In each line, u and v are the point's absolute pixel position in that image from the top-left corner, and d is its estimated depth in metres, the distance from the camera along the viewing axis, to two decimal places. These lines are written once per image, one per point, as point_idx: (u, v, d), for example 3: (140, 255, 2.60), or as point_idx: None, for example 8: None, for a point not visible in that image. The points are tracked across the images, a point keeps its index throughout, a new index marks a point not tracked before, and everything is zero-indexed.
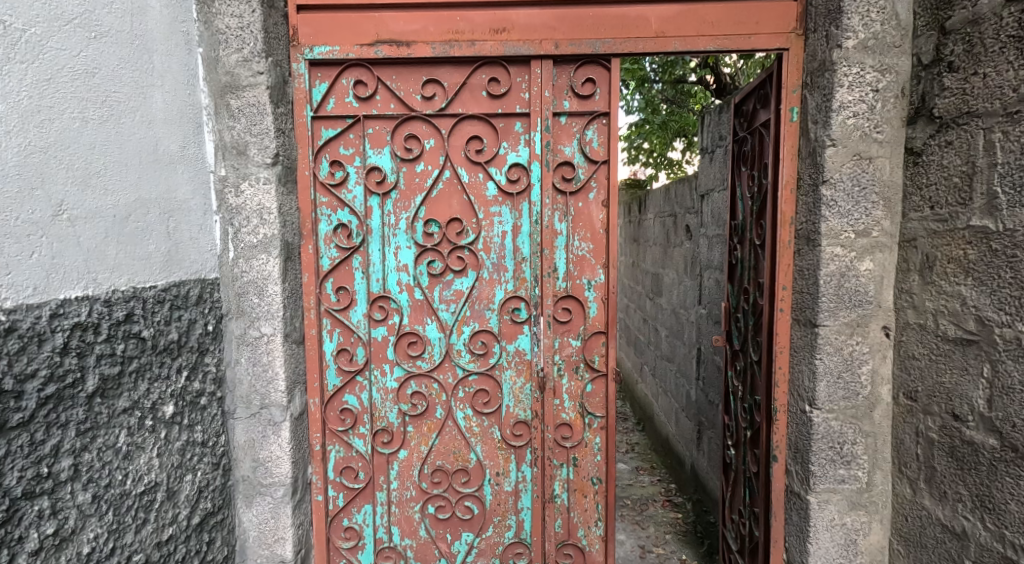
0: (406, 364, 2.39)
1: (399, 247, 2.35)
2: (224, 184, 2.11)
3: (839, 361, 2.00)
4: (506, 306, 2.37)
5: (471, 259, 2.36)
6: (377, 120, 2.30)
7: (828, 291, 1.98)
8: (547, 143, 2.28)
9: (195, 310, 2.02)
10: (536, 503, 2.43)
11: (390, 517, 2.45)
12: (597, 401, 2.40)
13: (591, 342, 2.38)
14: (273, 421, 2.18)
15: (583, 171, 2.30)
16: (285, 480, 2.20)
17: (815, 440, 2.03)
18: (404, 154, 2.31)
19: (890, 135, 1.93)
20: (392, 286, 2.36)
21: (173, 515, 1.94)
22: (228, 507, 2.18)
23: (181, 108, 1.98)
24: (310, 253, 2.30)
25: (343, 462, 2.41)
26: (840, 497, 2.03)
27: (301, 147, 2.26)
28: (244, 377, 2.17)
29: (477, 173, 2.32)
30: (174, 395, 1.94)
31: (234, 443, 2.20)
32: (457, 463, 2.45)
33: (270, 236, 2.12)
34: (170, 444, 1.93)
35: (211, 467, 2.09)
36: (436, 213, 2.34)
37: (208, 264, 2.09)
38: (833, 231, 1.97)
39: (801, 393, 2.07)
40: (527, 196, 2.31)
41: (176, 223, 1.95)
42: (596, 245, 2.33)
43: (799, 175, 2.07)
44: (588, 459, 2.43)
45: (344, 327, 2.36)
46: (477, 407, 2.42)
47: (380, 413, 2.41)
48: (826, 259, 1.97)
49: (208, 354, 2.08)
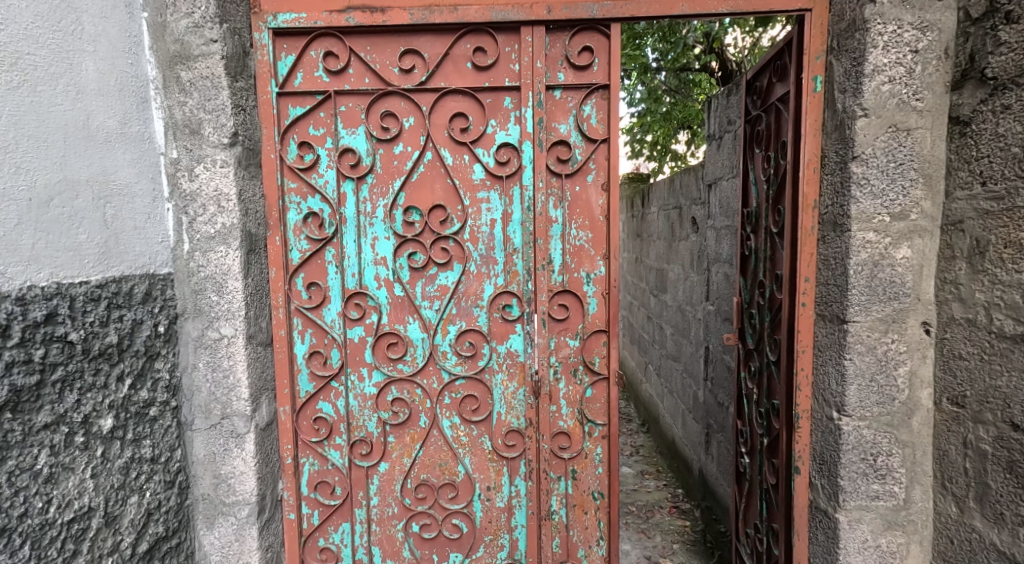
0: (385, 368, 2.16)
1: (376, 237, 2.11)
2: (177, 167, 1.87)
3: (872, 361, 1.76)
4: (496, 302, 2.13)
5: (457, 251, 2.12)
6: (351, 96, 2.06)
7: (859, 282, 1.74)
8: (540, 120, 2.04)
9: (141, 310, 1.79)
10: (532, 521, 2.19)
11: (370, 536, 2.22)
12: (599, 407, 2.17)
13: (590, 342, 2.14)
14: (235, 432, 1.95)
15: (580, 151, 2.06)
16: (250, 498, 1.97)
17: (844, 452, 1.79)
18: (381, 134, 2.07)
19: (931, 102, 1.69)
20: (369, 281, 2.13)
21: (113, 544, 1.71)
22: (186, 529, 1.95)
23: (121, 79, 1.75)
24: (277, 246, 2.06)
25: (317, 476, 2.18)
26: (873, 516, 1.80)
27: (266, 127, 2.03)
28: (202, 384, 1.94)
29: (462, 154, 2.08)
30: (114, 406, 1.72)
31: (192, 458, 1.97)
32: (444, 476, 2.21)
33: (229, 226, 1.89)
34: (109, 462, 1.70)
35: (163, 486, 1.87)
36: (416, 200, 2.10)
37: (158, 258, 1.85)
38: (864, 214, 1.73)
39: (828, 398, 1.83)
40: (519, 179, 2.08)
41: (115, 210, 1.72)
42: (596, 233, 2.10)
43: (823, 153, 1.83)
44: (588, 471, 2.20)
45: (317, 327, 2.13)
46: (465, 415, 2.18)
47: (358, 422, 2.18)
48: (856, 246, 1.74)
49: (159, 358, 1.85)
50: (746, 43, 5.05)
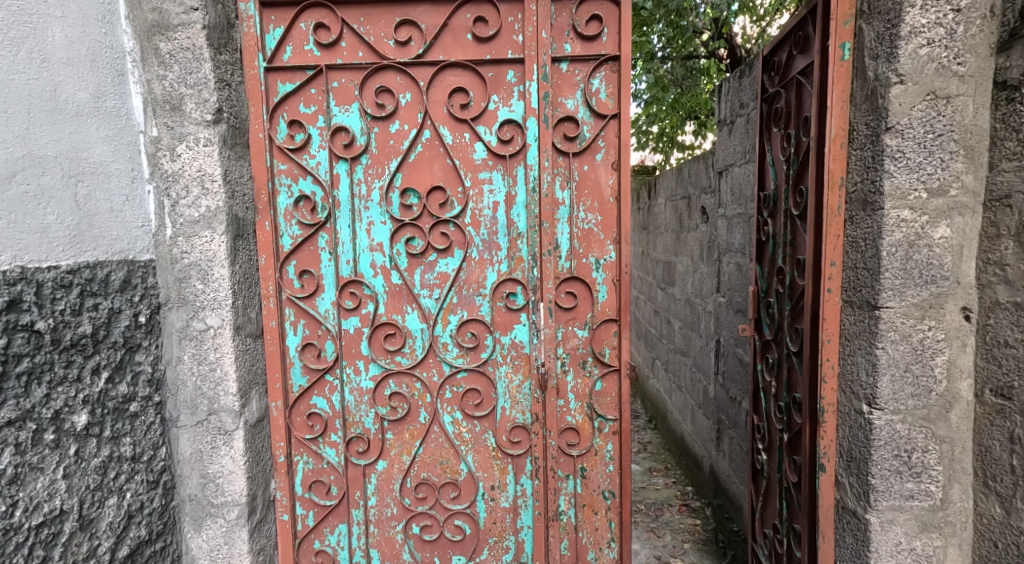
0: (383, 361, 2.04)
1: (372, 222, 1.98)
2: (157, 146, 1.75)
3: (907, 351, 1.63)
4: (499, 290, 2.00)
5: (458, 236, 1.99)
6: (343, 71, 1.93)
7: (892, 264, 1.61)
8: (545, 95, 1.91)
9: (119, 299, 1.67)
10: (538, 522, 2.07)
11: (368, 538, 2.10)
12: (609, 401, 2.04)
13: (600, 333, 2.01)
14: (223, 429, 1.84)
15: (589, 127, 1.94)
16: (239, 499, 1.86)
17: (876, 448, 1.67)
18: (376, 111, 1.94)
19: (974, 66, 1.55)
20: (365, 269, 2.00)
21: (89, 550, 1.60)
22: (171, 532, 1.84)
23: (94, 49, 1.63)
24: (267, 231, 1.93)
25: (311, 475, 2.06)
26: (907, 517, 1.67)
27: (253, 104, 1.90)
28: (187, 378, 1.82)
29: (462, 132, 1.96)
30: (89, 401, 1.60)
31: (178, 456, 1.85)
32: (445, 475, 2.09)
33: (214, 209, 1.77)
34: (83, 461, 1.59)
35: (146, 487, 1.75)
36: (414, 181, 1.98)
37: (138, 243, 1.73)
38: (899, 189, 1.59)
39: (857, 390, 1.70)
40: (523, 158, 1.95)
41: (87, 190, 1.60)
42: (605, 216, 1.97)
43: (851, 126, 1.69)
44: (599, 469, 2.07)
45: (310, 318, 2.01)
46: (467, 410, 2.06)
47: (354, 418, 2.06)
48: (890, 226, 1.60)
49: (140, 351, 1.74)
50: (753, 32, 4.94)
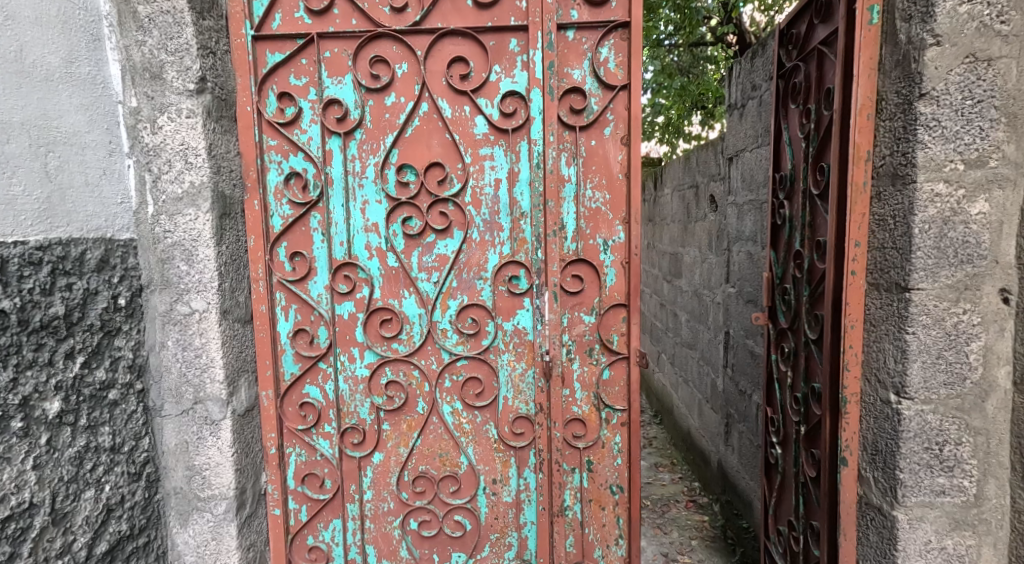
0: (378, 348, 1.93)
1: (367, 201, 1.88)
2: (137, 117, 1.64)
3: (940, 336, 1.54)
4: (502, 273, 1.89)
5: (457, 216, 1.89)
6: (335, 40, 1.82)
7: (925, 243, 1.52)
8: (550, 65, 1.80)
9: (95, 279, 1.57)
10: (542, 518, 1.97)
11: (364, 534, 2.00)
12: (617, 391, 1.94)
13: (608, 318, 1.91)
14: (210, 419, 1.74)
15: (596, 99, 1.82)
16: (227, 492, 1.76)
17: (904, 441, 1.58)
18: (370, 83, 1.83)
19: (1019, 26, 1.45)
20: (359, 251, 1.89)
21: (62, 546, 1.50)
22: (155, 527, 1.74)
23: (66, 10, 1.52)
24: (256, 211, 1.83)
25: (305, 468, 1.96)
26: (938, 514, 1.58)
27: (240, 76, 1.79)
28: (172, 364, 1.72)
29: (462, 105, 1.84)
30: (62, 387, 1.51)
31: (163, 447, 1.75)
32: (445, 468, 1.99)
33: (198, 184, 1.66)
34: (56, 452, 1.49)
35: (127, 479, 1.65)
36: (411, 157, 1.87)
37: (116, 221, 1.63)
38: (933, 161, 1.50)
39: (884, 379, 1.61)
40: (527, 133, 1.84)
41: (59, 161, 1.50)
42: (614, 194, 1.86)
43: (878, 96, 1.59)
44: (606, 462, 1.97)
45: (302, 303, 1.90)
46: (468, 400, 1.95)
47: (349, 408, 1.95)
48: (924, 201, 1.51)
49: (119, 336, 1.64)
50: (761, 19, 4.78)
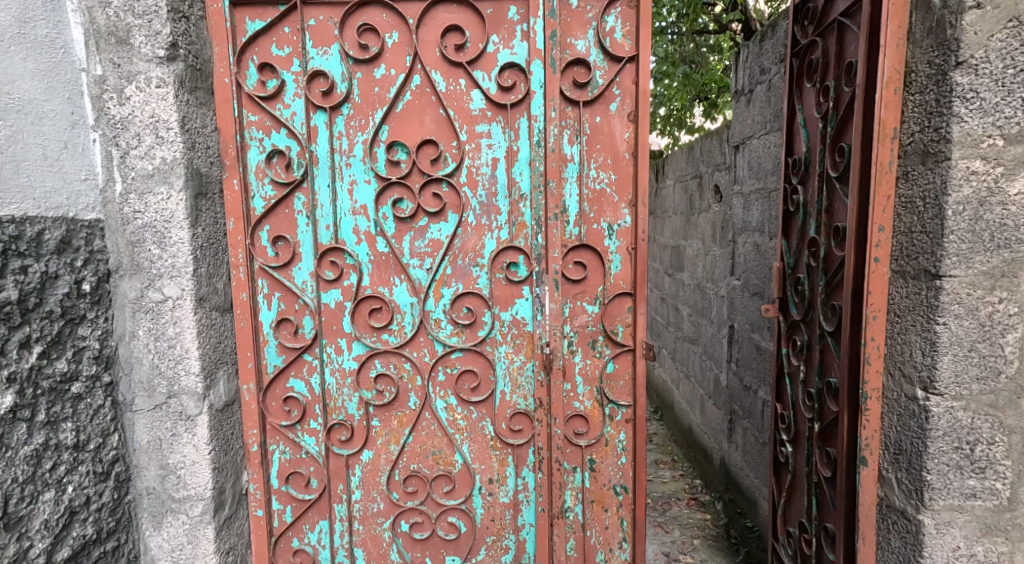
0: (367, 339, 1.81)
1: (355, 181, 1.75)
2: (102, 87, 1.51)
3: (973, 327, 1.43)
4: (499, 260, 1.77)
5: (451, 198, 1.76)
6: (320, 7, 1.69)
7: (959, 226, 1.41)
8: (552, 34, 1.68)
9: (55, 262, 1.45)
10: (541, 520, 1.85)
11: (353, 536, 1.88)
12: (621, 386, 1.82)
13: (612, 308, 1.79)
14: (185, 414, 1.61)
15: (602, 73, 1.71)
16: (204, 493, 1.64)
17: (933, 440, 1.46)
18: (358, 54, 1.70)
19: None
20: (347, 235, 1.77)
21: (17, 552, 1.38)
22: (126, 530, 1.62)
23: None
24: (235, 191, 1.69)
25: (289, 467, 1.84)
26: (967, 519, 1.47)
27: (218, 44, 1.66)
28: (143, 356, 1.59)
29: (457, 78, 1.72)
30: (16, 380, 1.38)
31: (134, 445, 1.63)
32: (438, 467, 1.87)
33: (170, 160, 1.54)
34: (9, 450, 1.37)
35: (92, 479, 1.53)
36: (402, 134, 1.74)
37: (80, 199, 1.50)
38: (970, 136, 1.39)
39: (910, 373, 1.50)
40: (527, 108, 1.71)
41: (11, 131, 1.37)
42: (620, 175, 1.74)
43: (907, 67, 1.47)
44: (609, 461, 1.85)
45: (285, 290, 1.78)
46: (463, 395, 1.83)
47: (335, 403, 1.83)
48: (958, 180, 1.40)
49: (83, 324, 1.51)
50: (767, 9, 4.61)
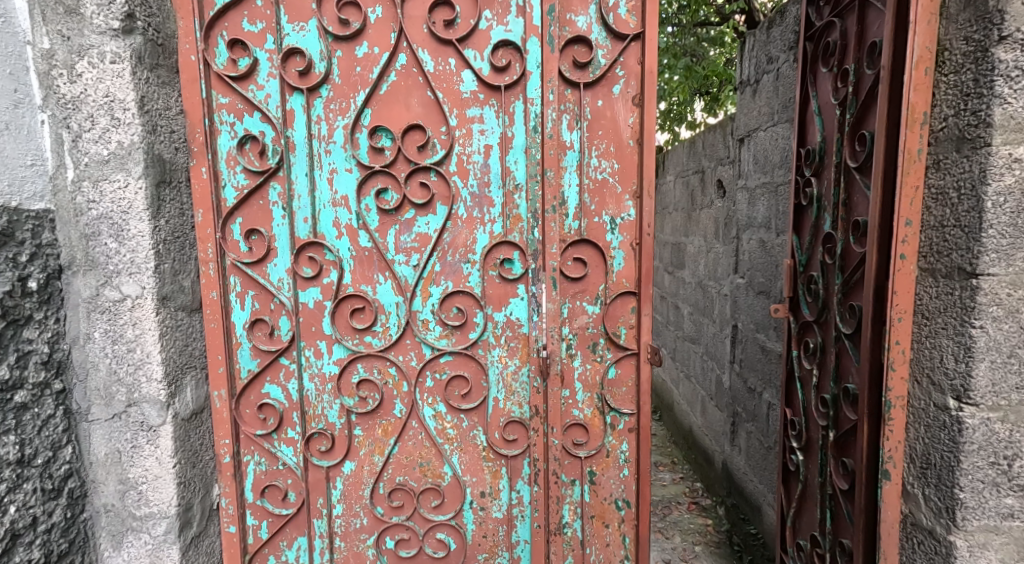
0: (349, 342, 1.66)
1: (335, 170, 1.60)
2: (50, 62, 1.37)
3: (1014, 331, 1.30)
4: (492, 255, 1.63)
5: (440, 188, 1.62)
6: None
7: (999, 219, 1.28)
8: (551, 9, 1.54)
9: None
10: (537, 536, 1.71)
11: (333, 554, 1.73)
12: (624, 392, 1.69)
13: (614, 309, 1.65)
14: (146, 424, 1.46)
15: (605, 52, 1.57)
16: (168, 510, 1.49)
17: (967, 454, 1.33)
18: (338, 30, 1.56)
19: None
20: (326, 228, 1.62)
21: None
22: (81, 552, 1.47)
23: None
24: (204, 179, 1.55)
25: (264, 479, 1.69)
26: (1004, 540, 1.34)
27: (182, 18, 1.50)
28: (100, 360, 1.45)
29: (447, 57, 1.58)
30: None
31: (90, 458, 1.48)
32: (425, 479, 1.72)
33: (127, 145, 1.39)
34: None
35: (40, 498, 1.38)
36: (386, 118, 1.59)
37: (27, 187, 1.35)
38: (1013, 119, 1.26)
39: (941, 381, 1.36)
40: (522, 90, 1.57)
41: None
42: (623, 163, 1.60)
43: (940, 45, 1.34)
44: (610, 473, 1.71)
45: (259, 289, 1.63)
46: (453, 402, 1.69)
47: (315, 411, 1.69)
48: (1000, 167, 1.27)
49: (29, 326, 1.35)
50: None
